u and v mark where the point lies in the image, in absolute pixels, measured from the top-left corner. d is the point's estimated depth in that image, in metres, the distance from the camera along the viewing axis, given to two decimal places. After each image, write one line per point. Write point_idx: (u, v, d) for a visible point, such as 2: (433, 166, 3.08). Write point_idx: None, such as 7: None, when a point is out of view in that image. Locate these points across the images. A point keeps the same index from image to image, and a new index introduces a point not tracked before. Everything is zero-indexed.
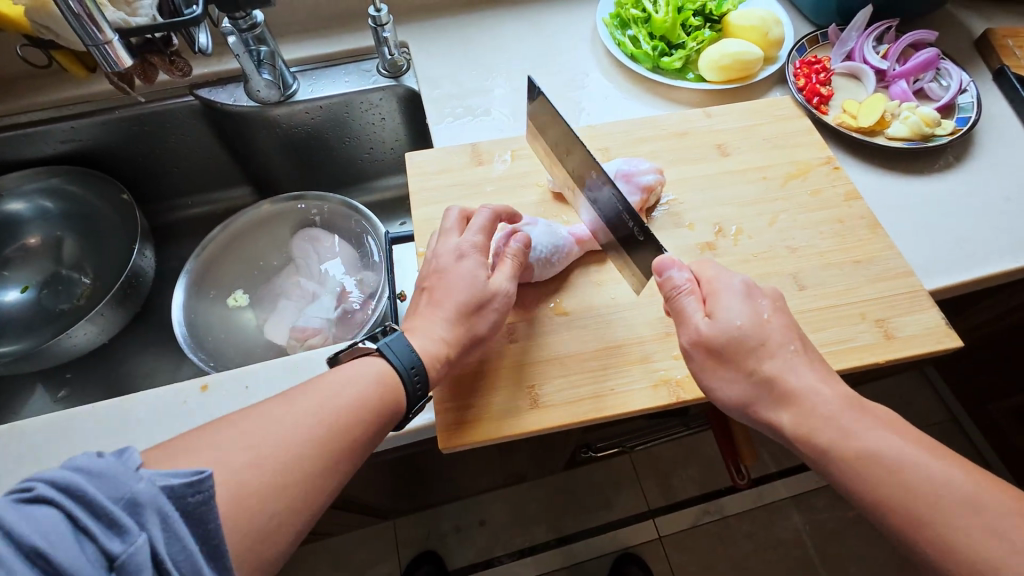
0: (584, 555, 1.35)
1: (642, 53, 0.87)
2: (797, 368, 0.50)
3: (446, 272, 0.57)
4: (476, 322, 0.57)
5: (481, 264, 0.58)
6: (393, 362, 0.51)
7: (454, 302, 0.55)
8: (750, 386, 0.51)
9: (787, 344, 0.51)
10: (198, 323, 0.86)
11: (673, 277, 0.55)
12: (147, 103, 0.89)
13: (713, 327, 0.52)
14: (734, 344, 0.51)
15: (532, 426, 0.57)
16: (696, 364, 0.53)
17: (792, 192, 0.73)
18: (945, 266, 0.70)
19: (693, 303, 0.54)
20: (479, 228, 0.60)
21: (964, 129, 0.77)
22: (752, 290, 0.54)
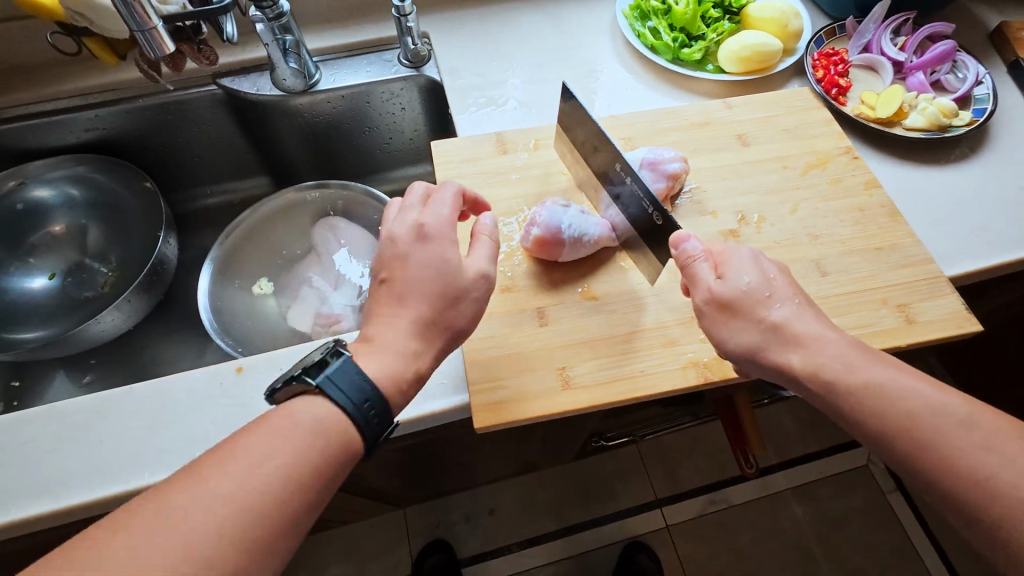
0: (592, 543, 1.37)
1: (662, 44, 0.88)
2: (802, 319, 0.53)
3: (407, 260, 0.53)
4: (453, 314, 0.54)
5: (453, 246, 0.55)
6: (342, 400, 0.46)
7: (426, 293, 0.52)
8: (758, 337, 0.53)
9: (791, 300, 0.54)
10: (223, 309, 0.87)
11: (689, 247, 0.58)
12: (172, 92, 0.90)
13: (725, 285, 0.55)
14: (744, 300, 0.54)
15: (564, 406, 0.58)
16: (707, 319, 0.55)
17: (813, 181, 0.74)
18: (963, 253, 0.71)
19: (705, 264, 0.57)
20: (443, 207, 0.57)
21: (981, 120, 0.79)
22: (760, 258, 0.58)
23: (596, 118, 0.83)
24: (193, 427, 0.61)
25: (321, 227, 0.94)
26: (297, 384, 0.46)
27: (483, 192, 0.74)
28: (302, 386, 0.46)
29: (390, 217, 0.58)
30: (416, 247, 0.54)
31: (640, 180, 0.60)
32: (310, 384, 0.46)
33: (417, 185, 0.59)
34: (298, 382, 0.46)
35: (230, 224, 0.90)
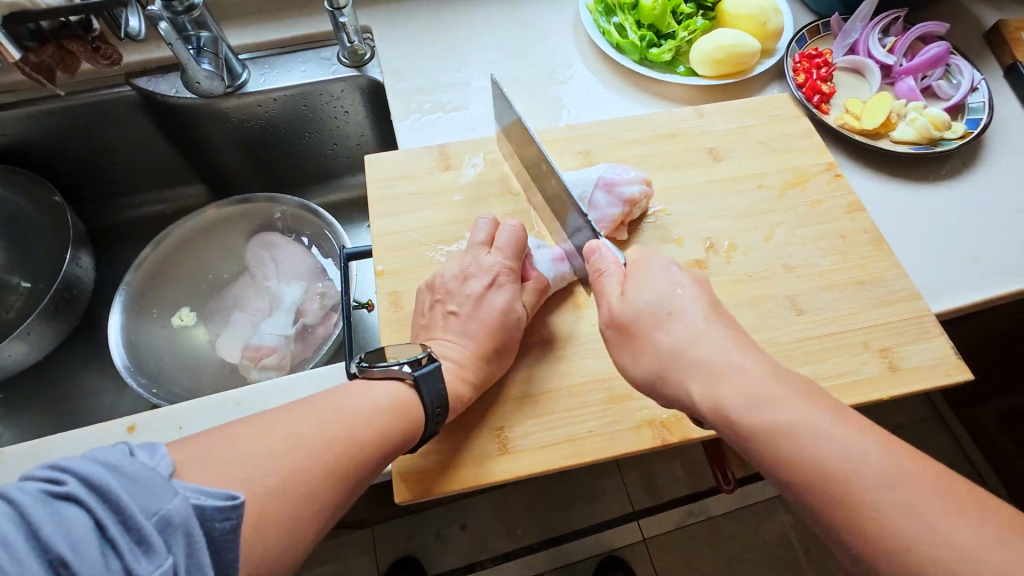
0: (575, 555, 1.21)
1: (628, 43, 0.79)
2: (707, 335, 0.45)
3: (477, 299, 0.56)
4: (501, 359, 0.54)
5: (515, 296, 0.56)
6: (422, 399, 0.49)
7: (483, 333, 0.54)
8: (655, 360, 0.46)
9: (698, 312, 0.46)
10: (140, 344, 0.78)
11: (599, 257, 0.53)
12: (78, 94, 0.80)
13: (622, 304, 0.49)
14: (639, 319, 0.48)
15: (501, 475, 0.50)
16: (610, 341, 0.50)
17: (790, 203, 0.67)
18: (954, 285, 0.64)
19: (611, 279, 0.51)
20: (505, 247, 0.58)
21: (975, 133, 0.71)
22: (675, 266, 0.50)
23: (552, 127, 0.74)
24: None
25: (254, 246, 0.85)
26: (397, 371, 0.49)
27: (422, 216, 0.65)
28: (399, 375, 0.49)
29: (459, 254, 0.59)
30: (474, 294, 0.56)
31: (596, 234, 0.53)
32: (408, 375, 0.49)
33: (487, 220, 0.60)
34: (394, 369, 0.49)
35: (137, 260, 0.81)
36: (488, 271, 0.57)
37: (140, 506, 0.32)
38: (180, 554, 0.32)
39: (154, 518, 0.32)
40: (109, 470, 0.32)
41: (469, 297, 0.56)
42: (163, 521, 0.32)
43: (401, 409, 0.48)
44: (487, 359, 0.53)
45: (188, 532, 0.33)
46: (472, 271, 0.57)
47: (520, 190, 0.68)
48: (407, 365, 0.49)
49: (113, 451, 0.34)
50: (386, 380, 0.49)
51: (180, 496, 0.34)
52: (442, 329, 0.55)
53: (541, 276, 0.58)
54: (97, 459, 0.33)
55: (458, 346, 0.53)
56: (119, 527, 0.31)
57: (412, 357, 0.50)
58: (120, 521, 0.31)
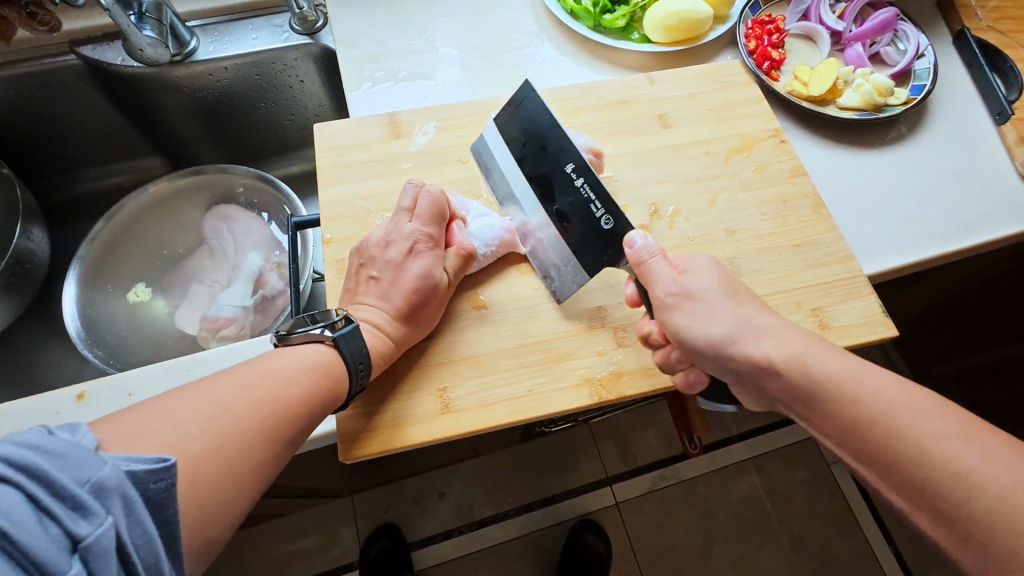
0: (568, 513, 1.25)
1: (583, 9, 0.79)
2: (764, 318, 0.48)
3: (396, 268, 0.55)
4: (417, 326, 0.55)
5: (435, 264, 0.56)
6: (345, 357, 0.50)
7: (399, 301, 0.54)
8: (728, 330, 0.47)
9: (775, 311, 0.50)
10: (96, 316, 0.79)
11: (638, 243, 0.52)
12: (20, 62, 0.78)
13: (690, 275, 0.51)
14: (705, 297, 0.49)
15: (441, 432, 0.52)
16: (665, 318, 0.50)
17: (735, 168, 0.68)
18: (889, 248, 0.67)
19: (660, 264, 0.51)
20: (423, 214, 0.57)
21: (917, 99, 0.73)
22: (715, 259, 0.54)
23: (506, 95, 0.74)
24: None
25: (212, 218, 0.85)
26: (316, 335, 0.51)
27: (371, 184, 0.66)
28: (319, 338, 0.51)
29: (385, 220, 0.58)
30: (394, 263, 0.55)
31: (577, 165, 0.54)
32: (327, 337, 0.50)
33: (412, 185, 0.59)
34: (312, 332, 0.51)
35: (91, 233, 0.80)
36: (407, 239, 0.56)
37: (71, 477, 0.33)
38: (120, 513, 0.34)
39: (87, 486, 0.33)
40: (30, 448, 0.33)
41: (389, 264, 0.55)
42: (97, 487, 0.34)
43: (325, 366, 0.49)
44: (404, 323, 0.54)
45: (125, 494, 0.34)
46: (393, 239, 0.56)
47: (471, 157, 0.68)
48: (325, 328, 0.51)
49: (29, 431, 0.34)
50: (307, 343, 0.51)
51: (111, 464, 0.35)
52: (365, 293, 0.55)
53: (466, 244, 0.58)
54: (13, 440, 0.33)
55: (379, 310, 0.54)
56: (53, 497, 0.32)
57: (329, 320, 0.52)
58: (51, 491, 0.32)
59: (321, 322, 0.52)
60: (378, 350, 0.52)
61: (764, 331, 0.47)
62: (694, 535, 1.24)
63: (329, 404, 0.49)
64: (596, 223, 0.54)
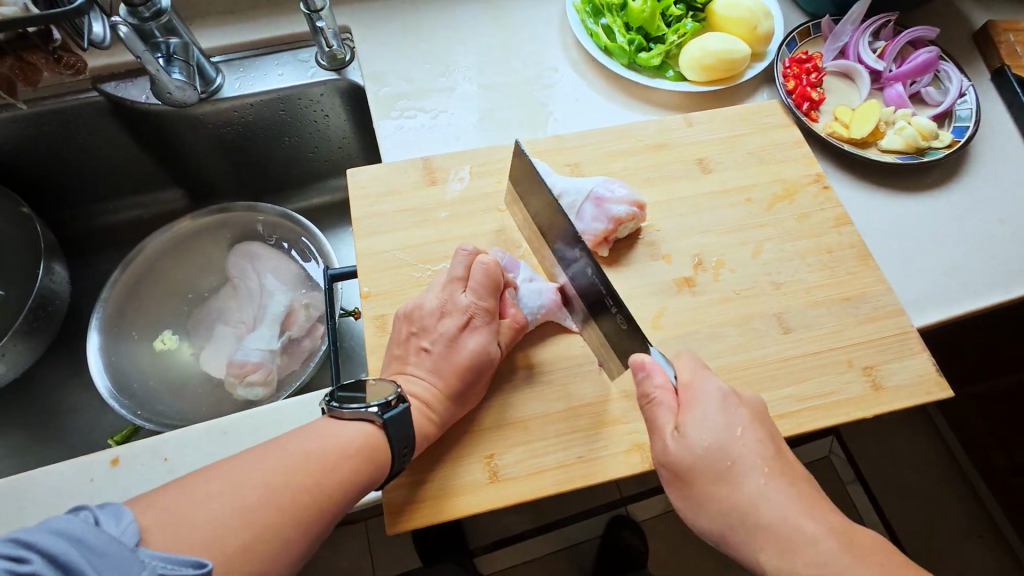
0: (578, 536, 1.22)
1: (617, 47, 0.77)
2: (773, 495, 0.44)
3: (451, 342, 0.54)
4: (467, 403, 0.53)
5: (491, 339, 0.55)
6: (392, 439, 0.48)
7: (454, 379, 0.52)
8: (711, 525, 0.46)
9: (759, 466, 0.45)
10: (122, 367, 0.77)
11: (648, 381, 0.50)
12: (42, 100, 0.76)
13: (681, 448, 0.47)
14: (699, 470, 0.46)
15: (491, 502, 0.51)
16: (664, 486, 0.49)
17: (779, 217, 0.66)
18: (934, 298, 0.65)
19: (665, 408, 0.49)
20: (478, 286, 0.55)
21: (962, 142, 0.71)
22: (730, 399, 0.49)
23: (539, 138, 0.72)
24: None
25: (236, 256, 0.83)
26: (365, 413, 0.48)
27: (408, 234, 0.64)
28: (368, 416, 0.48)
29: (438, 285, 0.57)
30: (450, 338, 0.54)
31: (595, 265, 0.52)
32: (376, 417, 0.48)
33: (466, 252, 0.56)
34: (362, 410, 0.48)
35: (112, 279, 0.79)
36: (463, 312, 0.55)
37: None
38: None
39: None
40: (76, 548, 0.33)
41: (443, 336, 0.54)
42: None
43: (369, 447, 0.47)
44: (455, 402, 0.52)
45: None
46: (449, 311, 0.55)
47: (507, 206, 0.66)
48: (374, 407, 0.48)
49: (77, 522, 0.34)
50: (356, 420, 0.48)
51: (147, 569, 0.35)
52: (417, 365, 0.54)
53: (519, 317, 0.57)
54: (60, 532, 0.34)
55: (431, 388, 0.52)
56: None
57: (381, 397, 0.49)
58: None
59: (372, 396, 0.49)
60: (422, 432, 0.51)
61: (763, 523, 0.43)
62: (711, 560, 1.21)
63: (370, 484, 0.47)
64: (617, 321, 0.52)
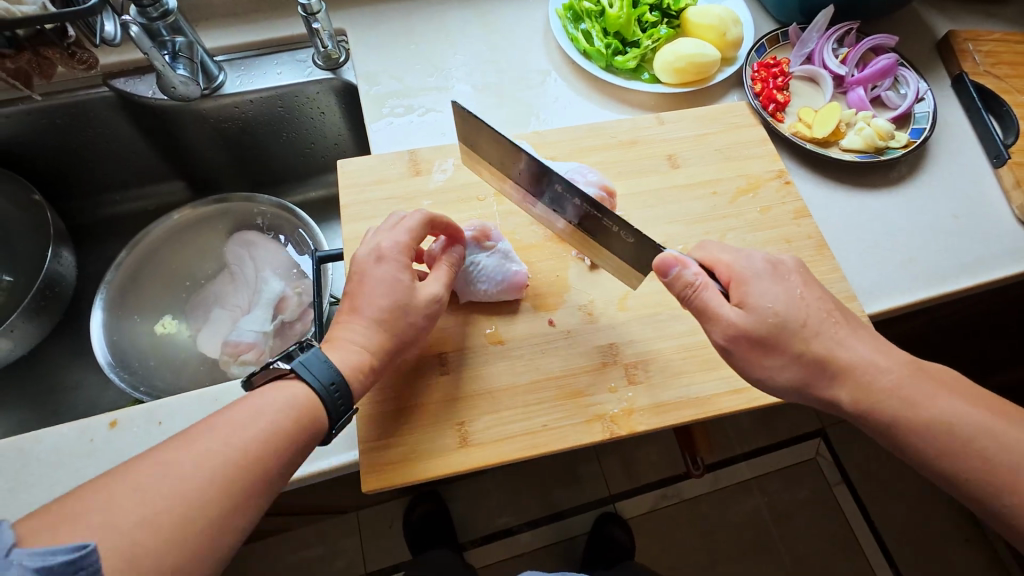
0: (578, 529, 1.23)
1: (595, 51, 0.82)
2: (847, 341, 0.50)
3: (365, 277, 0.54)
4: (400, 330, 0.54)
5: (408, 271, 0.55)
6: (308, 380, 0.49)
7: (375, 308, 0.53)
8: (801, 369, 0.50)
9: (827, 319, 0.51)
10: (124, 347, 0.81)
11: (683, 274, 0.52)
12: (55, 94, 0.81)
13: (749, 317, 0.50)
14: (775, 330, 0.50)
15: (459, 467, 0.55)
16: (738, 357, 0.51)
17: (741, 209, 0.71)
18: (889, 287, 0.69)
19: (713, 292, 0.52)
20: (401, 229, 0.56)
21: (917, 142, 0.76)
22: (777, 267, 0.53)
23: (519, 134, 0.76)
24: (58, 489, 0.56)
25: (233, 244, 0.88)
26: (273, 369, 0.50)
27: None
28: (276, 371, 0.50)
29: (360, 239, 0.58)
30: (370, 282, 0.54)
31: (572, 185, 0.55)
32: (282, 368, 0.50)
33: (397, 214, 0.58)
34: (273, 371, 0.50)
35: (116, 263, 0.83)
36: (382, 249, 0.55)
37: None
38: None
39: None
40: None
41: (362, 273, 0.54)
42: None
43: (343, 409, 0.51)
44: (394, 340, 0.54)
45: None
46: (367, 257, 0.55)
47: (487, 196, 0.70)
48: (280, 361, 0.50)
49: None
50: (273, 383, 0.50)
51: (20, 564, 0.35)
52: (346, 312, 0.54)
53: (450, 262, 0.59)
54: None
55: (363, 326, 0.53)
56: None
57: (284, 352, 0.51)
58: None
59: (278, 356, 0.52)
60: (354, 366, 0.51)
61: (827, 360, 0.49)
62: (695, 555, 1.22)
63: (315, 436, 0.49)
64: (619, 234, 0.57)
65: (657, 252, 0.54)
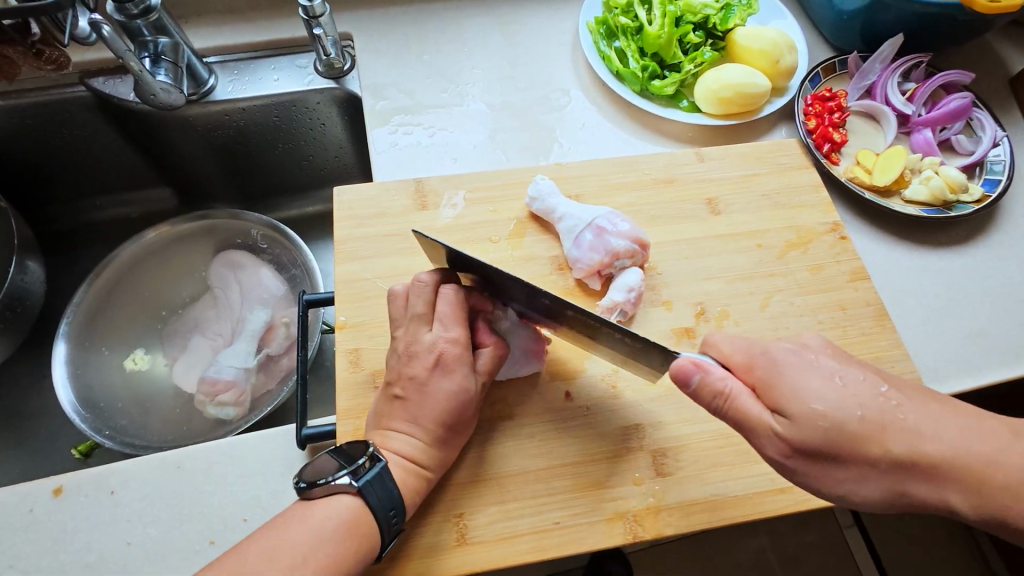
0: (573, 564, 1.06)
1: (629, 72, 0.73)
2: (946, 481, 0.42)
3: (422, 382, 0.48)
4: (459, 433, 0.49)
5: (472, 372, 0.49)
6: (372, 503, 0.43)
7: (435, 418, 0.48)
8: (882, 478, 0.42)
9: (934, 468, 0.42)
10: (89, 382, 0.73)
11: (700, 381, 0.44)
12: (27, 92, 0.73)
13: (797, 428, 0.42)
14: (834, 439, 0.41)
15: (456, 571, 0.47)
16: (802, 474, 0.43)
17: (790, 266, 0.62)
18: (954, 365, 0.60)
19: (744, 399, 0.43)
20: (445, 319, 0.50)
21: (993, 197, 0.66)
22: (803, 353, 0.45)
23: (540, 164, 0.67)
24: None
25: (218, 265, 0.79)
26: (337, 485, 0.43)
27: (394, 260, 0.60)
28: (339, 488, 0.44)
29: (399, 323, 0.52)
30: (423, 386, 0.48)
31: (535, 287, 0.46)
32: (350, 486, 0.44)
33: (426, 283, 0.52)
34: (335, 483, 0.43)
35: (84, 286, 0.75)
36: (431, 351, 0.49)
37: None
38: None
39: None
40: None
41: (414, 379, 0.49)
42: None
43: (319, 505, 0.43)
44: (443, 444, 0.48)
45: None
46: (415, 357, 0.49)
47: (501, 237, 0.62)
48: (346, 476, 0.44)
49: None
50: (329, 498, 0.44)
51: None
52: (394, 417, 0.48)
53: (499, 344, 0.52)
54: None
55: (415, 439, 0.47)
56: None
57: (350, 462, 0.45)
58: None
59: (338, 462, 0.45)
60: (411, 488, 0.46)
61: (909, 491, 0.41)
62: None
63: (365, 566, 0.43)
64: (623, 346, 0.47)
65: (665, 355, 0.45)
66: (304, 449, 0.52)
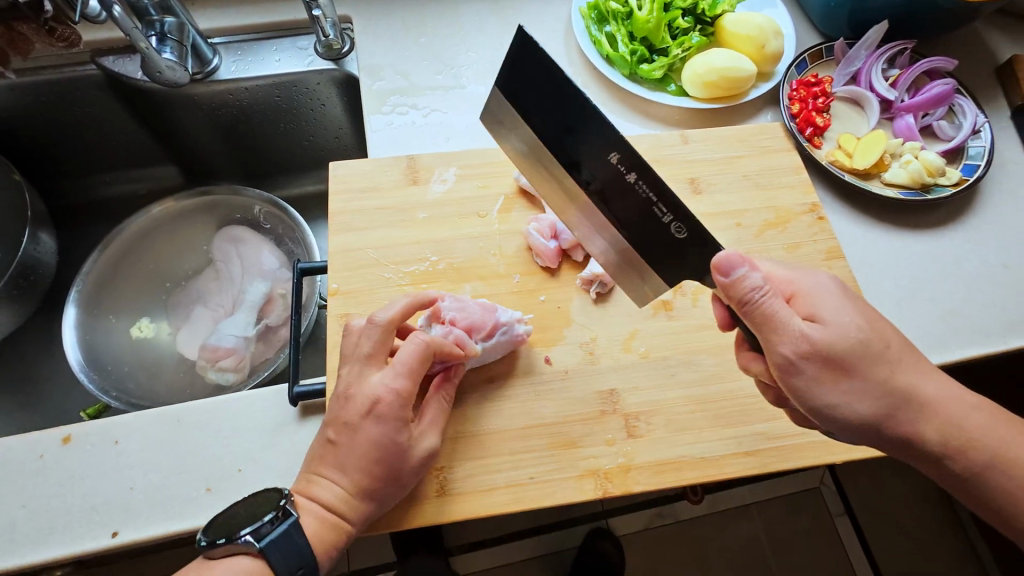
0: (567, 542, 1.08)
1: (618, 56, 0.75)
2: None
3: (355, 431, 0.47)
4: (383, 487, 0.47)
5: (406, 426, 0.48)
6: (274, 565, 0.45)
7: (362, 471, 0.47)
8: (880, 398, 0.46)
9: None
10: (96, 347, 0.77)
11: (746, 277, 0.46)
12: (39, 70, 0.76)
13: (825, 332, 0.46)
14: (855, 350, 0.46)
15: (434, 519, 0.50)
16: (807, 378, 0.46)
17: (767, 245, 0.64)
18: (925, 342, 0.62)
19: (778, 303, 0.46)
20: (398, 367, 0.48)
21: (970, 181, 0.68)
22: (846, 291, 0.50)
23: None
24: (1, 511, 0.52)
25: (220, 238, 0.82)
26: (239, 545, 0.44)
27: (386, 232, 0.63)
28: (243, 548, 0.44)
29: (347, 359, 0.51)
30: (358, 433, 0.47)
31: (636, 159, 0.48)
32: (252, 548, 0.44)
33: (378, 326, 0.50)
34: (237, 544, 0.44)
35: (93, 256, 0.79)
36: (370, 399, 0.47)
37: None
38: None
39: None
40: None
41: (347, 425, 0.47)
42: None
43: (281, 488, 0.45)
44: (366, 495, 0.47)
45: None
46: (353, 402, 0.48)
47: (489, 212, 0.64)
48: (249, 535, 0.44)
49: None
50: (230, 557, 0.44)
51: None
52: (323, 463, 0.48)
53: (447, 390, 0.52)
54: None
55: (338, 488, 0.47)
56: None
57: (256, 519, 0.45)
58: None
59: (242, 520, 0.45)
60: (325, 543, 0.47)
61: None
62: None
63: None
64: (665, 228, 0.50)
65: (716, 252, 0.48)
66: (296, 406, 0.56)
